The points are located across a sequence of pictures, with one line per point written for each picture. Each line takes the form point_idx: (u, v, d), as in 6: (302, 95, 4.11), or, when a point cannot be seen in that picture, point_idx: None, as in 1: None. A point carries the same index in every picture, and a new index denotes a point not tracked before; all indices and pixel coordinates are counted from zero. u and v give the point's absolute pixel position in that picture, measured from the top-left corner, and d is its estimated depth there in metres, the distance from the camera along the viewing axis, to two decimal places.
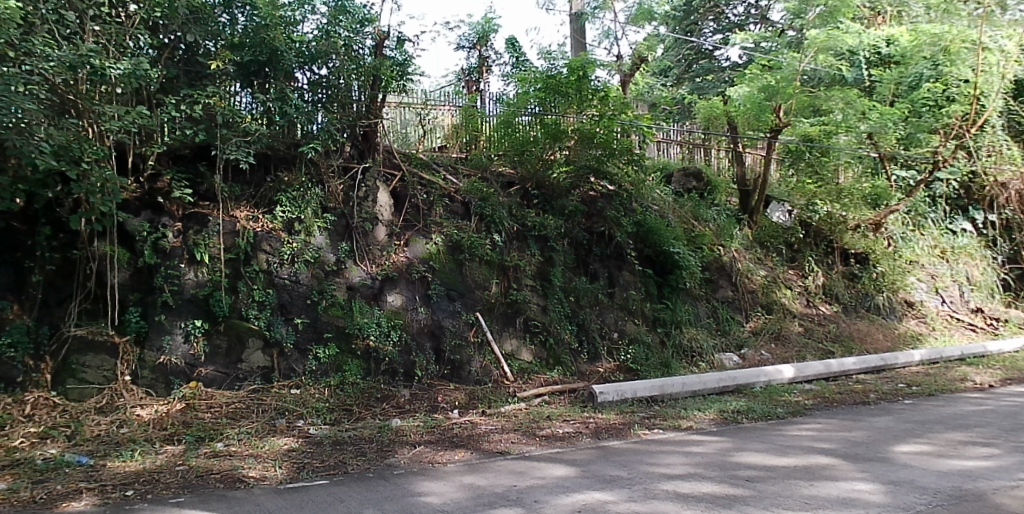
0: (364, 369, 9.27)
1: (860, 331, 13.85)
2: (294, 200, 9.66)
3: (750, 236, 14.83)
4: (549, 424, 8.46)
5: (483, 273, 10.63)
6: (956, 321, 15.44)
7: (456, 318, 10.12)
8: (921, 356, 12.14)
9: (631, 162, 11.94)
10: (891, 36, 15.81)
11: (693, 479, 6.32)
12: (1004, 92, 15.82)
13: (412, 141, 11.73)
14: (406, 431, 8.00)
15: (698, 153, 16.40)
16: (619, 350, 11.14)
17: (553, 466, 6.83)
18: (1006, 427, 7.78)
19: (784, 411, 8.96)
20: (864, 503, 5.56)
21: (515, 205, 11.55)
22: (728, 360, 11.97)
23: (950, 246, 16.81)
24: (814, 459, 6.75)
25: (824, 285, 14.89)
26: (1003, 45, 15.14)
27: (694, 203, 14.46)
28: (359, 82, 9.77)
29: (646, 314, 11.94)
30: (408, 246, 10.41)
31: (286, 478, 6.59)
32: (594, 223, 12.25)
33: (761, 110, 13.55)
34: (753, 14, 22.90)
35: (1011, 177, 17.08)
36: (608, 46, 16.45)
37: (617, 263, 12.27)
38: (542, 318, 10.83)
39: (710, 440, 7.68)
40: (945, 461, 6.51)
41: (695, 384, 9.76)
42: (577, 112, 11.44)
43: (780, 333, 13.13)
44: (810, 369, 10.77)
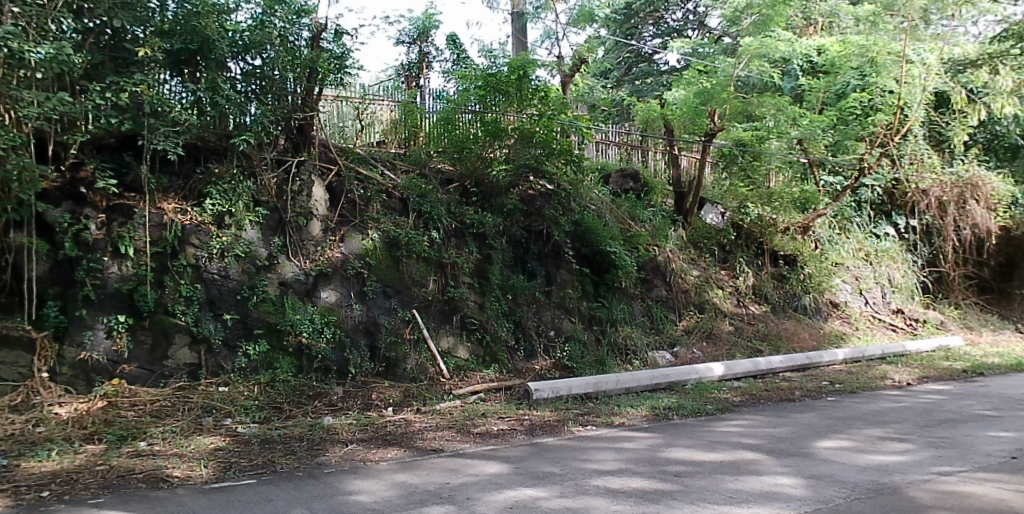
0: (296, 366, 9.10)
1: (787, 330, 14.26)
2: (225, 193, 9.42)
3: (684, 236, 15.10)
4: (483, 421, 8.46)
5: (420, 270, 10.56)
6: (878, 321, 16.14)
7: (392, 315, 10.03)
8: (844, 354, 12.55)
9: (569, 162, 12.02)
10: (822, 46, 16.46)
11: (624, 474, 6.40)
12: (924, 103, 16.37)
13: (349, 135, 11.55)
14: (338, 429, 7.89)
15: (636, 155, 16.60)
16: (554, 348, 11.22)
17: (487, 464, 6.83)
18: (921, 423, 8.12)
19: (713, 407, 9.16)
20: (786, 497, 5.71)
21: (453, 202, 11.47)
22: (662, 358, 12.18)
23: (873, 250, 17.47)
24: (740, 454, 6.92)
25: (754, 286, 15.26)
26: (926, 58, 15.24)
27: (631, 204, 14.59)
28: (295, 75, 9.61)
29: (582, 313, 12.03)
30: (343, 241, 10.29)
31: (211, 477, 6.42)
32: (532, 222, 12.27)
33: (696, 115, 13.83)
34: (691, 20, 23.39)
35: (931, 184, 17.73)
36: (550, 47, 16.52)
37: (555, 262, 12.34)
38: (479, 315, 10.81)
39: (641, 436, 7.80)
40: (863, 456, 6.75)
41: (628, 381, 9.89)
42: (518, 111, 11.53)
43: (712, 331, 13.45)
44: (739, 367, 11.03)
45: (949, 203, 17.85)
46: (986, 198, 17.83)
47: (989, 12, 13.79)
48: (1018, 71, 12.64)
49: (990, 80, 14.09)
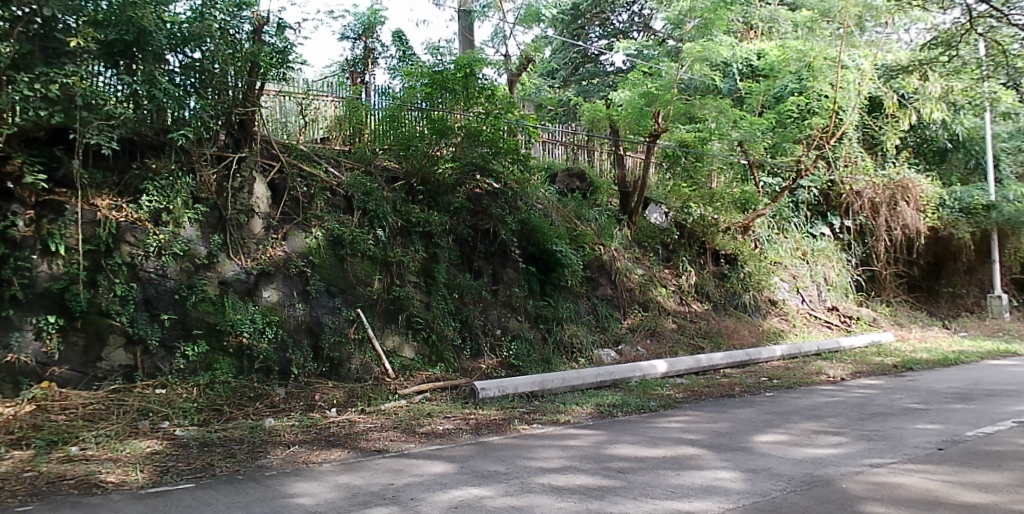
0: (237, 367, 8.91)
1: (728, 328, 14.54)
2: (162, 189, 9.14)
3: (629, 236, 15.24)
4: (429, 420, 8.42)
5: (365, 269, 10.46)
6: (814, 318, 16.64)
7: (335, 314, 9.91)
8: (782, 351, 12.87)
9: (516, 161, 12.10)
10: (761, 50, 17.25)
11: (568, 472, 6.43)
12: (859, 107, 16.82)
13: (292, 131, 11.31)
14: (280, 431, 7.76)
15: (582, 154, 16.69)
16: (501, 347, 11.24)
17: (432, 464, 6.79)
18: (854, 417, 8.38)
19: (656, 404, 9.30)
20: (725, 490, 5.82)
21: (399, 200, 11.36)
22: (606, 356, 12.30)
23: (810, 249, 17.94)
24: (682, 450, 7.03)
25: (696, 284, 15.54)
26: (861, 64, 15.76)
27: (577, 203, 14.62)
28: (235, 69, 9.41)
29: (528, 312, 12.06)
30: (286, 240, 10.15)
31: (148, 482, 6.24)
32: (479, 220, 12.24)
33: (641, 116, 13.97)
34: (637, 21, 23.72)
35: (865, 186, 18.20)
36: (496, 46, 16.48)
37: (501, 261, 12.34)
38: (425, 314, 10.72)
39: (586, 433, 7.87)
40: (799, 450, 6.93)
41: (574, 379, 9.94)
42: (464, 109, 11.51)
43: (656, 329, 13.65)
44: (681, 364, 11.23)
45: (881, 205, 18.45)
46: (915, 199, 18.46)
47: (920, 21, 14.26)
48: (945, 78, 13.14)
49: (921, 86, 14.60)
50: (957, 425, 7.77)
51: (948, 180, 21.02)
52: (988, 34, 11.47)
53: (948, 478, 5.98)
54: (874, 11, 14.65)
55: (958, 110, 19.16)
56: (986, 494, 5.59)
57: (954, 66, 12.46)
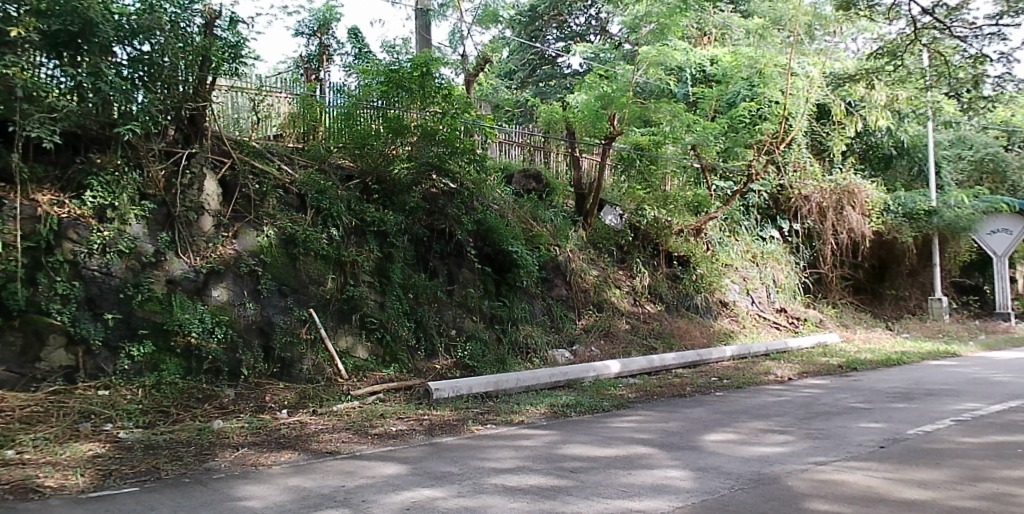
0: (184, 368, 8.71)
1: (680, 328, 14.74)
2: (107, 184, 8.92)
3: (584, 237, 15.32)
4: (382, 422, 8.35)
5: (318, 268, 10.31)
6: (763, 319, 16.98)
7: (287, 314, 9.75)
8: (732, 351, 13.09)
9: (473, 161, 12.02)
10: (714, 56, 17.61)
11: (521, 472, 6.44)
12: (807, 114, 17.18)
13: (245, 128, 11.20)
14: (228, 433, 7.61)
15: (538, 155, 16.70)
16: (455, 347, 11.19)
17: (384, 465, 6.73)
18: (801, 416, 8.55)
19: (609, 404, 9.36)
20: (675, 489, 5.89)
21: (354, 199, 11.25)
22: (561, 356, 12.35)
23: (760, 252, 18.25)
24: (634, 449, 7.09)
25: (649, 286, 15.70)
26: (810, 72, 16.25)
27: (533, 204, 14.65)
28: (186, 62, 9.23)
29: (483, 312, 12.05)
30: (236, 238, 9.96)
31: (88, 486, 6.06)
32: (434, 220, 12.21)
33: (597, 118, 14.06)
34: (594, 25, 23.96)
35: (812, 190, 18.67)
36: (454, 45, 16.44)
37: (457, 261, 12.33)
38: (379, 314, 10.63)
39: (539, 433, 7.88)
40: (747, 449, 7.05)
41: (528, 379, 9.96)
42: (420, 108, 11.43)
43: (609, 329, 13.77)
44: (634, 364, 11.35)
45: (829, 209, 18.84)
46: (861, 204, 18.98)
47: (866, 30, 14.63)
48: (891, 87, 13.50)
49: (867, 94, 15.00)
50: (898, 424, 7.98)
51: (892, 185, 21.63)
52: (932, 44, 11.81)
53: (889, 476, 6.12)
54: (823, 20, 15.04)
55: (902, 119, 19.73)
56: (925, 491, 5.74)
57: (899, 75, 12.80)
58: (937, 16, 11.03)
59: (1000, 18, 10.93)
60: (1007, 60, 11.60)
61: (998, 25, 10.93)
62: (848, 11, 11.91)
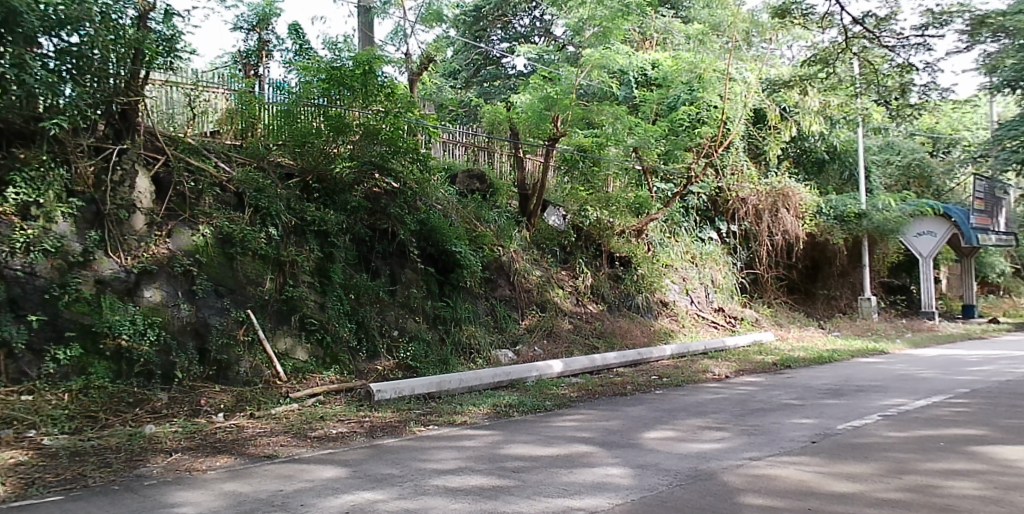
0: (114, 371, 8.40)
1: (621, 328, 14.91)
2: (32, 181, 8.57)
3: (528, 237, 15.34)
4: (322, 424, 8.21)
5: (256, 268, 10.08)
6: (701, 319, 17.30)
7: (224, 316, 9.51)
8: (672, 350, 13.32)
9: (416, 161, 11.95)
10: (656, 61, 17.80)
11: (462, 473, 6.41)
12: (744, 119, 17.52)
13: (179, 124, 10.89)
14: (161, 438, 7.38)
15: (482, 156, 16.64)
16: (397, 348, 11.07)
17: (324, 468, 6.62)
18: (737, 413, 8.74)
19: (551, 403, 9.40)
20: (615, 487, 5.94)
21: (293, 198, 11.05)
22: (504, 356, 12.36)
23: (699, 253, 18.58)
24: (575, 448, 7.13)
25: (591, 286, 15.85)
26: (747, 77, 16.61)
27: (477, 205, 14.57)
28: (117, 56, 8.91)
29: (426, 312, 11.98)
30: (170, 237, 9.68)
31: (10, 496, 5.80)
32: (376, 220, 12.07)
33: (541, 119, 14.09)
34: (538, 27, 24.11)
35: (749, 193, 19.12)
36: (397, 44, 16.29)
37: (400, 261, 12.25)
38: (319, 315, 10.47)
39: (481, 434, 7.86)
40: (685, 445, 7.16)
41: (471, 380, 9.94)
42: (362, 106, 11.31)
43: (552, 329, 13.85)
44: (576, 364, 11.44)
45: (764, 212, 19.36)
46: (795, 207, 19.55)
47: (800, 38, 15.02)
48: (823, 93, 13.89)
49: (801, 100, 15.39)
50: (829, 419, 8.22)
51: (825, 189, 22.37)
52: (862, 53, 12.17)
53: (820, 470, 6.29)
54: (759, 27, 15.33)
55: (834, 125, 20.36)
56: (853, 484, 5.91)
57: (831, 82, 13.21)
58: (866, 26, 11.39)
59: (926, 29, 11.34)
60: (932, 70, 12.06)
61: (923, 35, 11.34)
62: (783, 19, 12.23)
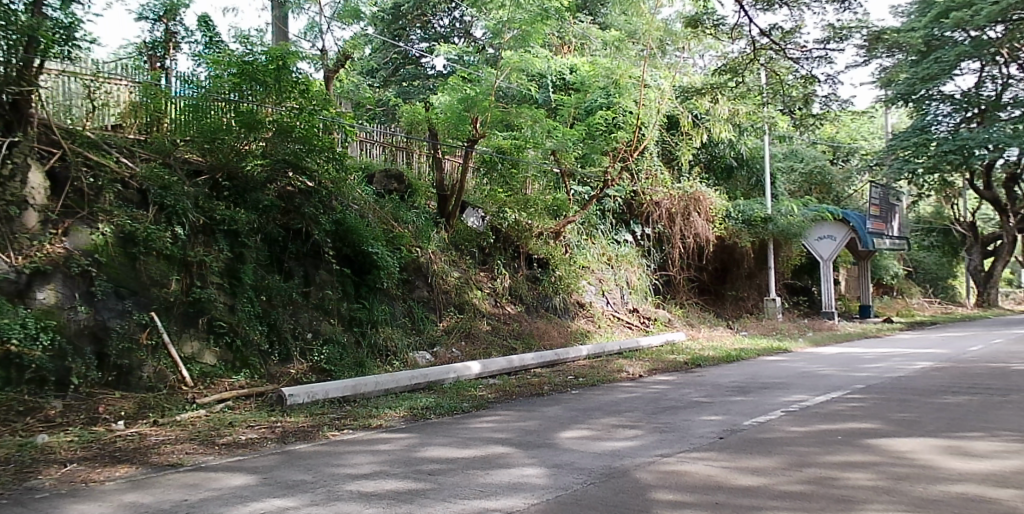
0: (1, 378, 7.81)
1: (539, 329, 14.99)
2: None
3: (446, 238, 15.22)
4: (230, 431, 7.91)
5: (161, 269, 9.66)
6: (616, 320, 17.64)
7: (124, 318, 9.04)
8: (587, 350, 13.49)
9: (331, 159, 11.71)
10: (573, 65, 18.03)
11: (377, 477, 6.28)
12: (658, 124, 17.83)
13: (76, 116, 10.35)
14: (54, 448, 6.96)
15: (401, 155, 16.44)
16: (311, 351, 10.79)
17: (232, 476, 6.37)
18: (650, 411, 8.89)
19: (468, 405, 9.34)
20: (530, 487, 5.93)
21: (202, 196, 10.64)
22: (421, 358, 12.21)
23: (615, 254, 18.89)
24: (492, 449, 7.10)
25: (509, 287, 15.88)
26: (660, 84, 16.95)
27: (394, 205, 14.39)
28: (7, 44, 8.45)
29: (342, 314, 11.73)
30: (67, 235, 9.19)
31: None
32: (290, 220, 11.80)
33: (460, 120, 14.06)
34: (458, 28, 24.05)
35: (662, 197, 19.51)
36: (313, 39, 15.93)
37: (313, 262, 11.99)
38: (229, 317, 10.09)
39: (397, 437, 7.74)
40: (600, 444, 7.23)
41: (387, 382, 9.79)
42: (276, 103, 11.02)
43: (470, 331, 13.79)
44: (494, 364, 11.45)
45: (676, 215, 19.81)
46: (706, 211, 20.03)
47: (711, 47, 15.45)
48: (733, 101, 14.34)
49: (712, 107, 15.84)
50: (736, 416, 8.45)
51: (733, 194, 23.08)
52: (768, 64, 12.59)
53: (727, 465, 6.44)
54: (673, 36, 15.63)
55: (742, 132, 21.11)
56: (759, 477, 6.08)
57: (740, 90, 13.66)
58: (773, 38, 11.81)
59: (827, 43, 11.86)
60: (833, 81, 12.60)
61: (825, 49, 11.85)
62: (696, 29, 12.58)
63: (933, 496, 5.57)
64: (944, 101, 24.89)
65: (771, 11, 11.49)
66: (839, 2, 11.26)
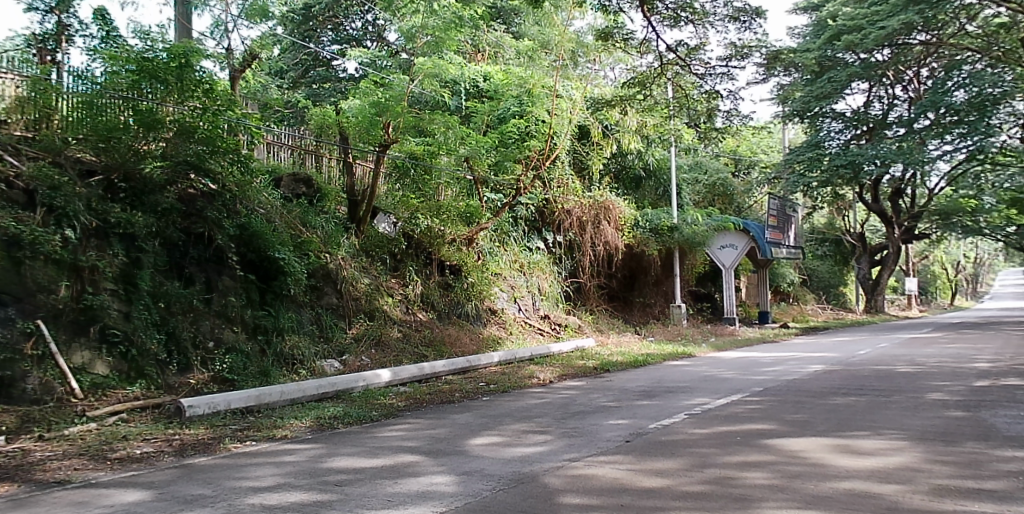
0: None
1: (450, 335, 14.92)
2: None
3: (356, 244, 15.04)
4: (124, 445, 7.53)
5: (49, 274, 9.10)
6: (528, 327, 17.88)
7: (7, 327, 8.47)
8: (499, 356, 13.53)
9: (236, 161, 11.37)
10: (487, 73, 18.04)
11: (281, 489, 6.10)
12: (570, 134, 18.00)
13: None
14: None
15: (310, 159, 16.08)
16: (213, 360, 10.41)
17: (125, 492, 6.06)
18: (559, 416, 8.98)
19: (377, 414, 9.20)
20: (439, 494, 5.89)
21: (94, 197, 10.14)
22: (329, 367, 11.96)
23: (527, 261, 18.99)
24: (401, 458, 7.01)
25: (421, 293, 15.77)
26: (572, 95, 17.14)
27: (302, 210, 14.01)
28: None
29: (246, 322, 11.35)
30: None
31: None
32: (191, 223, 11.45)
33: (371, 125, 13.88)
34: (370, 31, 23.75)
35: (574, 206, 19.74)
36: (218, 38, 15.41)
37: (216, 267, 11.59)
38: (124, 325, 9.60)
39: (303, 447, 7.54)
40: (509, 450, 7.25)
41: (293, 391, 9.55)
42: (178, 101, 10.66)
43: (380, 338, 13.59)
44: (404, 372, 11.34)
45: (587, 224, 20.14)
46: (615, 219, 20.47)
47: (622, 61, 15.77)
48: (641, 113, 14.66)
49: (622, 119, 16.18)
50: (642, 419, 8.64)
51: (641, 204, 23.65)
52: (675, 78, 13.02)
53: (633, 467, 6.57)
54: (585, 48, 15.89)
55: (650, 143, 21.67)
56: (662, 479, 6.23)
57: (648, 103, 13.96)
58: (679, 54, 12.18)
59: (730, 60, 12.32)
60: (735, 97, 13.10)
61: (728, 66, 12.32)
62: (606, 42, 12.81)
63: (823, 492, 5.83)
64: (836, 119, 26.43)
65: (678, 28, 11.84)
66: (740, 22, 11.72)
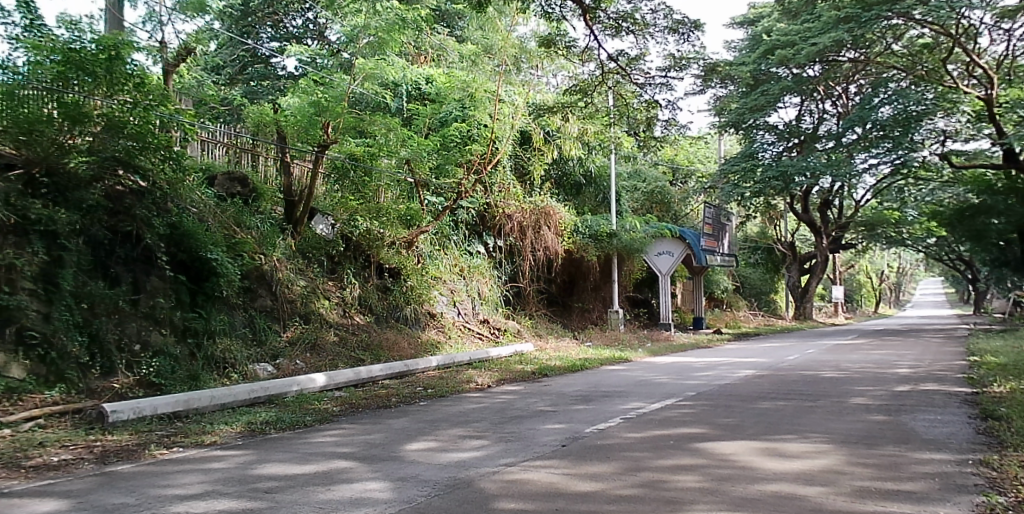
0: None
1: (388, 340, 14.73)
2: None
3: (293, 246, 14.79)
4: (41, 452, 7.20)
5: None
6: (467, 331, 17.82)
7: None
8: (436, 361, 13.41)
9: (168, 158, 11.12)
10: (430, 75, 17.91)
11: (208, 497, 5.91)
12: (512, 138, 18.03)
13: None
14: None
15: (245, 158, 15.70)
16: (139, 364, 10.07)
17: (40, 501, 5.79)
18: (496, 421, 8.96)
19: (311, 419, 9.03)
20: (373, 501, 5.80)
21: (13, 193, 9.73)
22: (262, 371, 11.69)
23: (467, 265, 18.93)
24: (334, 464, 6.89)
25: (358, 297, 15.57)
26: (514, 99, 17.06)
27: (237, 209, 13.67)
28: None
29: (175, 324, 10.98)
30: None
31: None
32: (118, 222, 11.03)
33: (310, 124, 13.60)
34: (311, 29, 23.41)
35: (515, 210, 19.62)
36: (151, 30, 14.97)
37: (144, 267, 11.19)
38: (43, 327, 9.20)
39: (232, 454, 7.34)
40: (445, 455, 7.19)
41: (223, 396, 9.28)
42: (106, 95, 10.34)
43: (315, 342, 13.36)
44: (340, 377, 11.14)
45: (528, 228, 20.00)
46: (555, 225, 20.42)
47: (564, 68, 15.87)
48: (582, 120, 14.74)
49: (563, 125, 16.31)
50: (578, 424, 8.68)
51: (581, 209, 23.87)
52: (615, 87, 13.17)
53: (568, 472, 6.60)
54: (527, 54, 16.00)
55: (591, 150, 21.91)
56: (596, 483, 6.27)
57: (589, 111, 14.09)
58: (620, 63, 12.34)
59: (668, 70, 12.53)
60: (673, 107, 13.33)
61: (667, 76, 12.53)
62: (549, 49, 12.89)
63: (752, 495, 5.96)
64: (769, 131, 27.21)
65: (618, 37, 11.97)
66: (679, 34, 11.93)
